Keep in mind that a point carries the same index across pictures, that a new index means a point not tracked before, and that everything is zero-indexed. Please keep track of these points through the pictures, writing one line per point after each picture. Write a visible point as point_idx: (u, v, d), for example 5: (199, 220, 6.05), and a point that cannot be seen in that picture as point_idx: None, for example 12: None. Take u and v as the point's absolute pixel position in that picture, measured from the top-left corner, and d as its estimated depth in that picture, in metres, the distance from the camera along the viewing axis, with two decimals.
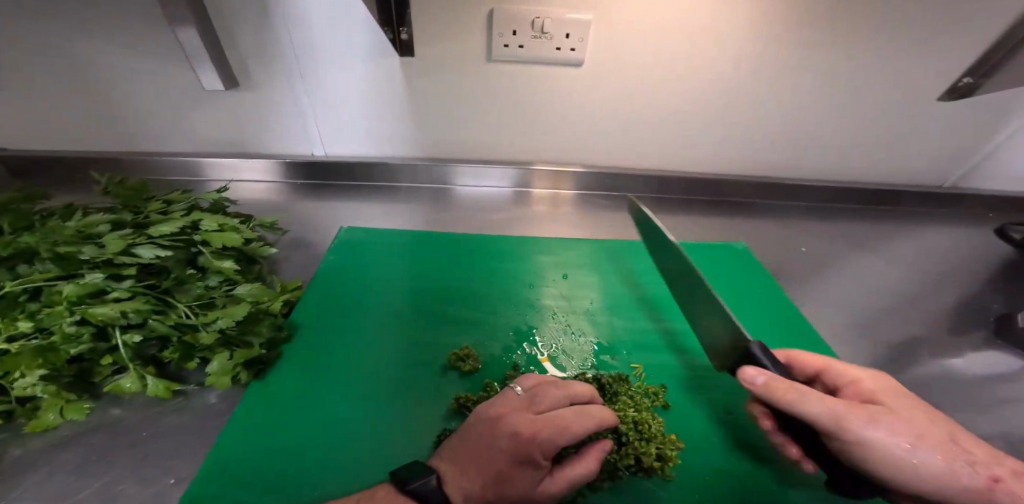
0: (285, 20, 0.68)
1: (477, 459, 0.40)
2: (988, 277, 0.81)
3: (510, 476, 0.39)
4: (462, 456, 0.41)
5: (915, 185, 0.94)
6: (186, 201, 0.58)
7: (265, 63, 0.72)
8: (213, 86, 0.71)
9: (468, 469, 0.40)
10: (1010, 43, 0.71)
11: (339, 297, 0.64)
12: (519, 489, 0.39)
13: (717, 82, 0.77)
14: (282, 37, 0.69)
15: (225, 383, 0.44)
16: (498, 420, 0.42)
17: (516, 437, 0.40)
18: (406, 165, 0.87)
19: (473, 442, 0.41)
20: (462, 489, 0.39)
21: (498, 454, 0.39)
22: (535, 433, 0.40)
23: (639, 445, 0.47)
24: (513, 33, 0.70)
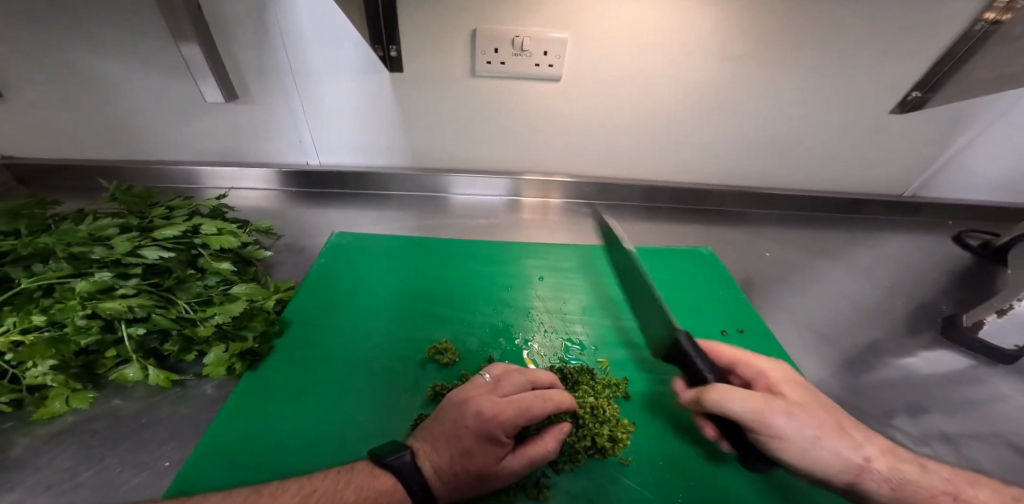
0: (282, 40, 0.74)
1: (447, 436, 0.42)
2: (952, 282, 0.84)
3: (479, 452, 0.41)
4: (434, 436, 0.43)
5: (882, 194, 0.96)
6: (187, 207, 0.66)
7: (264, 80, 0.78)
8: (213, 98, 0.77)
9: (440, 447, 0.42)
10: (954, 57, 0.72)
11: (327, 290, 0.68)
12: (483, 464, 0.41)
13: (691, 94, 0.80)
14: (279, 56, 0.76)
15: (219, 373, 0.50)
16: (466, 402, 0.44)
17: (482, 417, 0.42)
18: (394, 174, 0.93)
19: (443, 423, 0.43)
20: (434, 466, 0.41)
21: (467, 432, 0.41)
22: (496, 413, 0.41)
23: (593, 427, 0.50)
24: (494, 51, 0.74)
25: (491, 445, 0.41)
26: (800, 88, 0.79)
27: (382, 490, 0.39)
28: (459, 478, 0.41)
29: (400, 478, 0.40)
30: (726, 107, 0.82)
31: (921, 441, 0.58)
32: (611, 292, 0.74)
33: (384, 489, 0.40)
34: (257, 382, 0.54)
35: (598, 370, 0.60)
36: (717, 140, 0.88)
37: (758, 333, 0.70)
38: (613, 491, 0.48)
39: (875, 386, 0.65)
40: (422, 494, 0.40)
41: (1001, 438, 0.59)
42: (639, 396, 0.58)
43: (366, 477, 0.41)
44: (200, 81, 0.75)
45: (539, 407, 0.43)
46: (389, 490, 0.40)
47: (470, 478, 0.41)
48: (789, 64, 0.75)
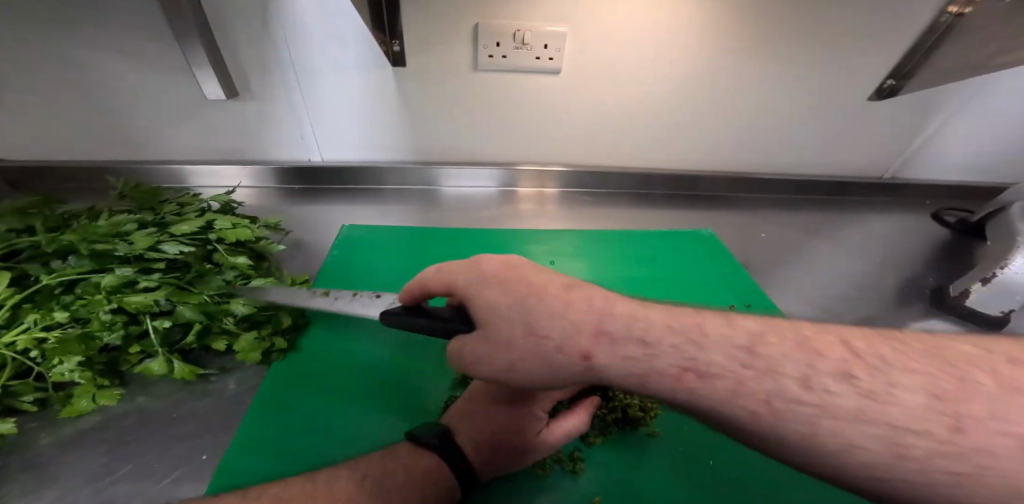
0: (284, 36, 0.73)
1: (485, 411, 0.45)
2: (931, 257, 0.90)
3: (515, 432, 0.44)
4: (470, 417, 0.45)
5: (863, 177, 1.01)
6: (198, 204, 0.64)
7: (263, 76, 0.78)
8: (214, 94, 0.76)
9: (478, 427, 0.45)
10: (925, 47, 0.77)
11: (341, 283, 0.68)
12: (522, 437, 0.44)
13: (684, 84, 0.83)
14: (280, 52, 0.75)
15: (252, 361, 0.49)
16: (501, 380, 0.47)
17: (515, 399, 0.45)
18: (392, 168, 0.93)
19: (480, 401, 0.46)
20: (473, 444, 0.44)
21: (502, 412, 0.44)
22: (534, 388, 0.45)
23: (623, 398, 0.52)
24: (497, 45, 0.76)
25: (528, 418, 0.44)
26: (788, 77, 0.82)
27: (426, 470, 0.41)
28: (499, 452, 0.43)
29: (443, 457, 0.42)
30: (718, 96, 0.85)
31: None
32: (619, 274, 0.76)
33: (429, 467, 0.41)
34: (285, 374, 0.54)
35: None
36: (710, 127, 0.91)
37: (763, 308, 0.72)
38: (646, 461, 0.49)
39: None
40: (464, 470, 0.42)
41: None
42: None
43: (407, 457, 0.42)
44: (201, 77, 0.73)
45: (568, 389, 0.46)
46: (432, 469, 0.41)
47: (508, 456, 0.44)
48: (778, 54, 0.79)
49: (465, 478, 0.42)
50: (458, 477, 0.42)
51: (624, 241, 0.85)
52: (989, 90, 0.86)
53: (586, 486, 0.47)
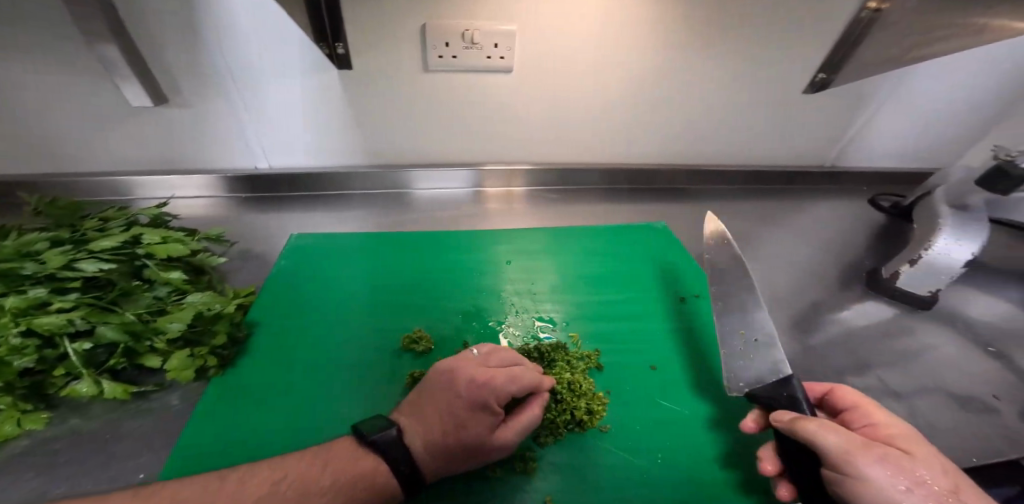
0: (213, 40, 0.70)
1: (439, 407, 0.44)
2: (869, 241, 0.95)
3: (466, 430, 0.43)
4: (421, 412, 0.44)
5: (807, 166, 1.06)
6: (123, 217, 0.62)
7: (193, 77, 0.74)
8: (139, 100, 0.74)
9: (428, 424, 0.43)
10: (850, 42, 0.81)
11: (291, 292, 0.67)
12: (476, 433, 0.43)
13: (632, 80, 0.85)
14: (212, 56, 0.72)
15: (186, 377, 0.48)
16: (454, 372, 0.46)
17: (469, 394, 0.44)
18: (352, 172, 0.92)
19: (435, 396, 0.45)
20: (420, 442, 0.43)
21: (454, 410, 0.44)
22: (489, 379, 0.45)
23: (571, 400, 0.53)
24: (446, 45, 0.75)
25: (482, 413, 0.44)
26: (730, 71, 0.85)
27: (359, 473, 0.40)
28: (451, 450, 0.42)
29: (387, 458, 0.41)
30: (667, 91, 0.87)
31: (859, 384, 0.65)
32: (579, 269, 0.77)
33: (362, 471, 0.40)
34: (233, 392, 0.53)
35: (570, 343, 0.64)
36: (663, 122, 0.93)
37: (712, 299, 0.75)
38: (596, 456, 0.51)
39: (816, 342, 0.72)
40: (408, 471, 0.41)
41: (917, 374, 0.68)
42: (610, 366, 0.62)
43: (341, 461, 0.40)
44: (122, 85, 0.71)
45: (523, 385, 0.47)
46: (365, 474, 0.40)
47: (456, 455, 0.43)
48: (719, 49, 0.81)
49: (408, 480, 0.41)
50: (401, 479, 0.41)
51: (584, 236, 0.86)
52: (914, 80, 0.91)
53: (538, 485, 0.48)
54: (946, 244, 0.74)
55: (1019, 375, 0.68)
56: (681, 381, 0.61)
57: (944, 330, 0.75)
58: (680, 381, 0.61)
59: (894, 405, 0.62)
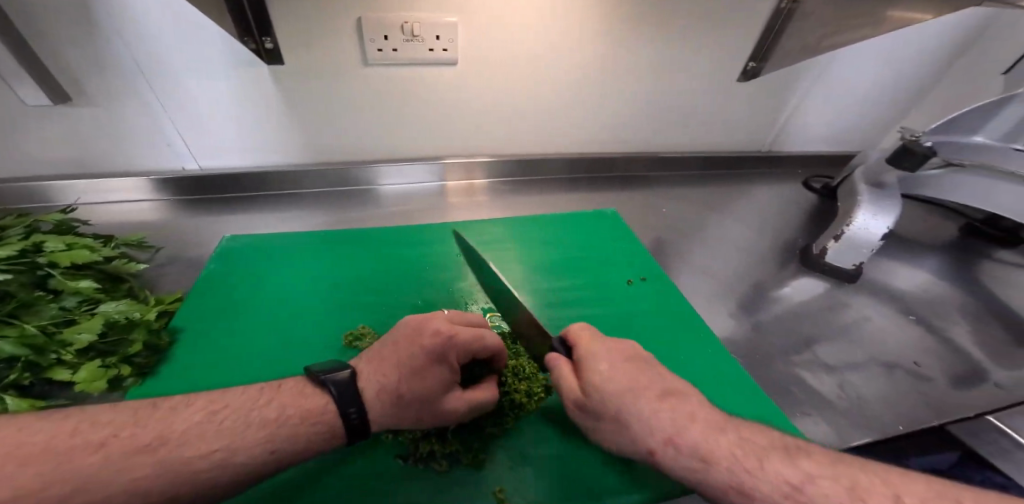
0: (120, 35, 0.66)
1: (399, 357, 0.44)
2: (803, 221, 1.01)
3: (403, 391, 0.42)
4: (380, 359, 0.44)
5: (748, 151, 1.11)
6: (22, 225, 0.58)
7: (103, 76, 0.70)
8: (36, 100, 0.69)
9: (371, 380, 0.43)
10: (773, 31, 0.85)
11: (224, 295, 0.64)
12: (432, 383, 0.42)
13: (574, 70, 0.86)
14: (121, 52, 0.68)
15: (96, 388, 0.44)
16: (422, 324, 0.46)
17: (407, 354, 0.44)
18: (302, 170, 0.89)
19: (397, 345, 0.44)
20: (369, 389, 0.43)
21: (394, 371, 0.43)
22: (455, 334, 0.44)
23: (513, 383, 0.52)
24: (385, 38, 0.73)
25: (442, 366, 0.44)
26: (669, 60, 0.88)
27: (308, 411, 0.40)
28: (402, 399, 0.42)
29: (336, 401, 0.41)
30: (612, 80, 0.89)
31: (797, 362, 0.69)
32: (534, 258, 0.78)
33: (310, 409, 0.40)
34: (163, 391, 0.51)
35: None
36: (610, 111, 0.95)
37: (658, 281, 0.77)
38: (547, 446, 0.51)
39: (752, 318, 0.76)
40: (357, 421, 0.41)
41: (844, 346, 0.72)
42: None
43: (293, 397, 0.41)
44: (14, 84, 0.66)
45: (463, 345, 0.45)
46: (312, 412, 0.40)
47: (397, 413, 0.42)
48: (655, 39, 0.84)
49: (355, 429, 0.42)
50: (348, 425, 0.41)
51: (541, 224, 0.86)
52: (833, 68, 0.97)
53: (488, 478, 0.48)
54: (864, 219, 0.79)
55: (933, 339, 0.74)
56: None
57: (870, 301, 0.81)
58: None
59: (825, 379, 0.66)
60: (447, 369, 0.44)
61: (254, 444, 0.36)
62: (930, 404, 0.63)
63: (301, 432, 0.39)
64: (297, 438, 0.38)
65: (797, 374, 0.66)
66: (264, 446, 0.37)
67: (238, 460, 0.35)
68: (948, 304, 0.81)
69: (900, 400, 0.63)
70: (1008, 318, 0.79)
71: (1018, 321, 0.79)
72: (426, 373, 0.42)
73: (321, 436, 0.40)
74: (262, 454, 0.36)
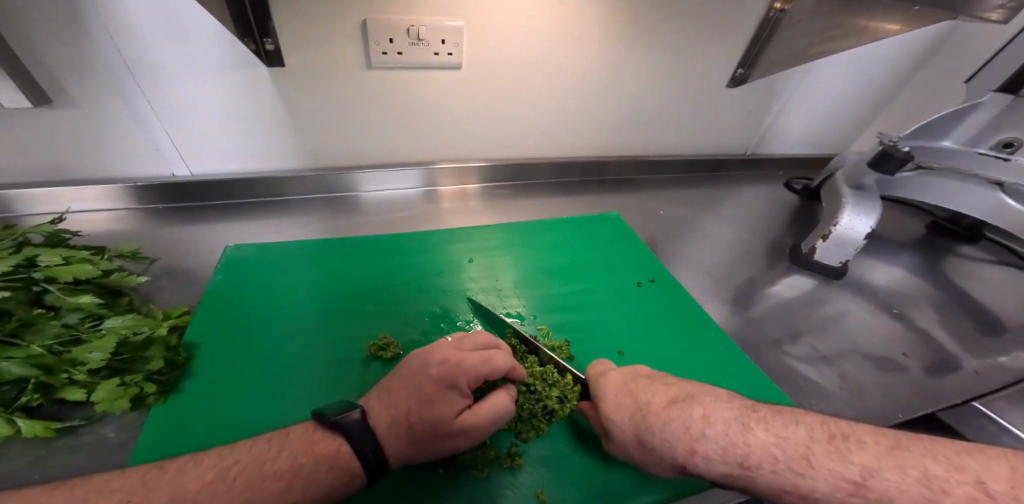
0: (109, 35, 0.63)
1: (409, 388, 0.44)
2: (787, 220, 1.06)
3: (413, 420, 0.42)
4: (390, 394, 0.44)
5: (732, 155, 1.17)
6: (12, 238, 0.54)
7: (87, 78, 0.66)
8: (14, 104, 0.64)
9: (383, 415, 0.43)
10: (761, 41, 0.90)
11: (236, 309, 0.62)
12: (445, 410, 0.43)
13: (571, 75, 0.88)
14: (108, 53, 0.65)
15: (119, 407, 0.43)
16: (429, 355, 0.46)
17: (417, 386, 0.44)
18: (292, 177, 0.87)
19: (408, 375, 0.45)
20: (381, 428, 0.42)
21: (404, 401, 0.43)
22: (461, 361, 0.45)
23: (543, 392, 0.53)
24: (389, 42, 0.73)
25: (454, 393, 0.44)
26: (661, 65, 0.91)
27: (323, 456, 0.39)
28: (418, 429, 0.42)
29: (350, 441, 0.40)
30: (607, 85, 0.92)
31: (795, 353, 0.74)
32: (544, 262, 0.80)
33: (326, 453, 0.39)
34: (187, 412, 0.50)
35: (540, 335, 0.66)
36: (602, 114, 0.97)
37: (665, 281, 0.80)
38: (581, 448, 0.53)
39: (752, 316, 0.80)
40: (373, 459, 0.40)
41: (836, 339, 0.77)
42: (580, 354, 0.65)
43: (304, 444, 0.39)
44: None
45: (471, 369, 0.45)
46: (328, 454, 0.39)
47: (415, 443, 0.42)
48: (650, 47, 0.87)
49: (373, 468, 0.40)
50: (364, 464, 0.40)
51: (548, 228, 0.88)
52: (812, 77, 1.03)
53: (527, 482, 0.49)
54: (849, 220, 0.84)
55: (915, 332, 0.80)
56: (645, 363, 0.65)
57: (855, 297, 0.87)
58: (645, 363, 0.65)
59: (826, 371, 0.71)
60: (459, 393, 0.44)
61: (278, 498, 0.35)
62: (922, 394, 0.69)
63: (316, 481, 0.37)
64: (315, 487, 0.37)
65: (801, 369, 0.71)
66: (286, 498, 0.35)
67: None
68: (924, 298, 0.88)
69: (892, 389, 0.69)
70: (975, 310, 0.86)
71: (983, 313, 0.86)
72: (438, 399, 0.43)
73: (340, 480, 0.39)
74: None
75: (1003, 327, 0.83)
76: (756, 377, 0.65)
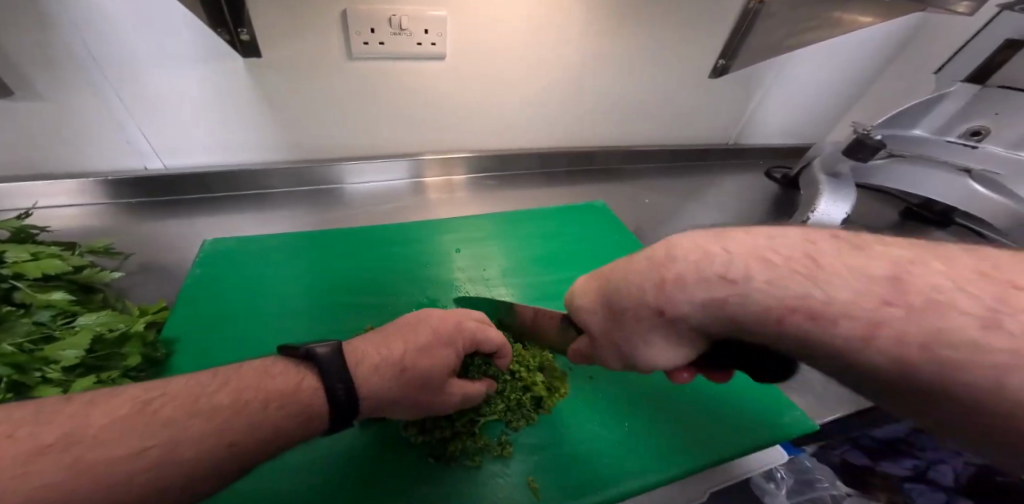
0: (72, 25, 0.60)
1: (402, 334, 0.43)
2: (769, 208, 1.09)
3: (408, 364, 0.41)
4: (378, 339, 0.42)
5: (715, 144, 1.18)
6: None
7: (50, 70, 0.63)
8: None
9: (370, 352, 0.40)
10: (741, 33, 0.91)
11: (215, 306, 0.61)
12: (435, 363, 0.43)
13: (556, 66, 0.88)
14: (72, 44, 0.62)
15: None
16: (425, 313, 0.47)
17: (412, 335, 0.43)
18: (274, 170, 0.85)
19: (404, 324, 0.45)
20: (360, 367, 0.39)
21: (397, 346, 0.42)
22: (460, 323, 0.47)
23: (529, 378, 0.54)
24: (372, 32, 0.72)
25: (447, 349, 0.45)
26: (645, 57, 0.92)
27: (278, 393, 0.33)
28: (406, 373, 0.41)
29: (320, 376, 0.36)
30: (592, 77, 0.92)
31: None
32: (530, 251, 0.80)
33: (281, 390, 0.34)
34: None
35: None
36: (588, 105, 0.97)
37: None
38: (567, 435, 0.53)
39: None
40: (345, 398, 0.36)
41: None
42: None
43: (253, 378, 0.34)
44: None
45: (468, 331, 0.47)
46: (283, 391, 0.34)
47: (396, 392, 0.40)
48: (633, 36, 0.87)
49: (342, 409, 0.36)
50: (333, 402, 0.36)
51: (534, 217, 0.88)
52: (791, 66, 1.05)
53: (517, 472, 0.49)
54: (826, 207, 0.86)
55: None
56: None
57: None
58: None
59: None
60: (453, 352, 0.45)
61: None
62: None
63: (267, 419, 0.32)
64: (265, 426, 0.32)
65: None
66: (219, 438, 0.29)
67: (189, 453, 0.28)
68: None
69: None
70: None
71: None
72: (435, 352, 0.43)
73: (296, 421, 0.34)
74: (219, 448, 0.29)
75: None
76: None
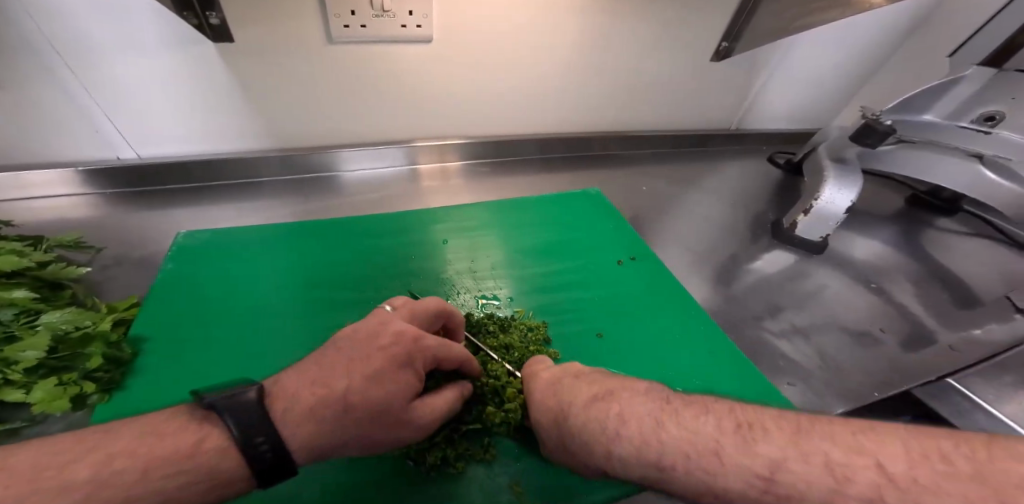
0: (20, 6, 0.56)
1: (346, 359, 0.39)
2: (769, 195, 1.06)
3: (354, 398, 0.36)
4: (311, 371, 0.38)
5: (717, 129, 1.14)
6: None
7: (9, 59, 0.60)
8: None
9: (304, 390, 0.36)
10: (744, 14, 0.87)
11: (185, 301, 0.59)
12: (389, 389, 0.38)
13: (549, 49, 0.83)
14: (25, 26, 0.58)
15: (61, 406, 0.42)
16: (372, 329, 0.42)
17: (360, 359, 0.39)
18: (257, 158, 0.82)
19: (345, 348, 0.40)
20: (287, 413, 0.35)
21: (341, 377, 0.37)
22: (415, 334, 0.42)
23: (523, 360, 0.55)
24: (352, 13, 0.67)
25: (404, 370, 0.40)
26: (643, 37, 0.87)
27: (212, 443, 0.33)
28: (354, 408, 0.36)
29: (235, 433, 0.32)
30: (589, 60, 0.88)
31: (774, 327, 0.74)
32: (521, 242, 0.77)
33: (173, 452, 0.31)
34: (126, 420, 0.46)
35: (517, 316, 0.64)
36: (583, 89, 0.93)
37: (645, 258, 0.78)
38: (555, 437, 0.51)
39: (733, 292, 0.80)
40: (271, 464, 0.32)
41: (814, 314, 0.77)
42: (558, 337, 0.63)
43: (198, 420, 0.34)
44: None
45: (426, 346, 0.43)
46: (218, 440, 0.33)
47: (342, 432, 0.36)
48: (631, 17, 0.82)
49: (268, 474, 0.33)
50: (257, 465, 0.32)
51: (529, 207, 0.85)
52: (797, 49, 1.00)
53: (501, 472, 0.48)
54: (831, 194, 0.82)
55: (892, 306, 0.81)
56: (624, 347, 0.64)
57: (836, 272, 0.86)
58: (625, 346, 0.64)
59: (804, 346, 0.71)
60: (409, 371, 0.41)
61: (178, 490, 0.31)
62: (898, 369, 0.69)
63: (197, 473, 0.31)
64: (195, 482, 0.31)
65: (780, 346, 0.71)
66: (166, 474, 0.30)
67: None
68: (901, 271, 0.88)
69: (870, 364, 0.69)
70: (950, 281, 0.87)
71: (960, 284, 0.87)
72: (388, 374, 0.39)
73: (199, 485, 0.31)
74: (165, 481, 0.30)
75: (977, 298, 0.84)
76: (731, 356, 0.64)
